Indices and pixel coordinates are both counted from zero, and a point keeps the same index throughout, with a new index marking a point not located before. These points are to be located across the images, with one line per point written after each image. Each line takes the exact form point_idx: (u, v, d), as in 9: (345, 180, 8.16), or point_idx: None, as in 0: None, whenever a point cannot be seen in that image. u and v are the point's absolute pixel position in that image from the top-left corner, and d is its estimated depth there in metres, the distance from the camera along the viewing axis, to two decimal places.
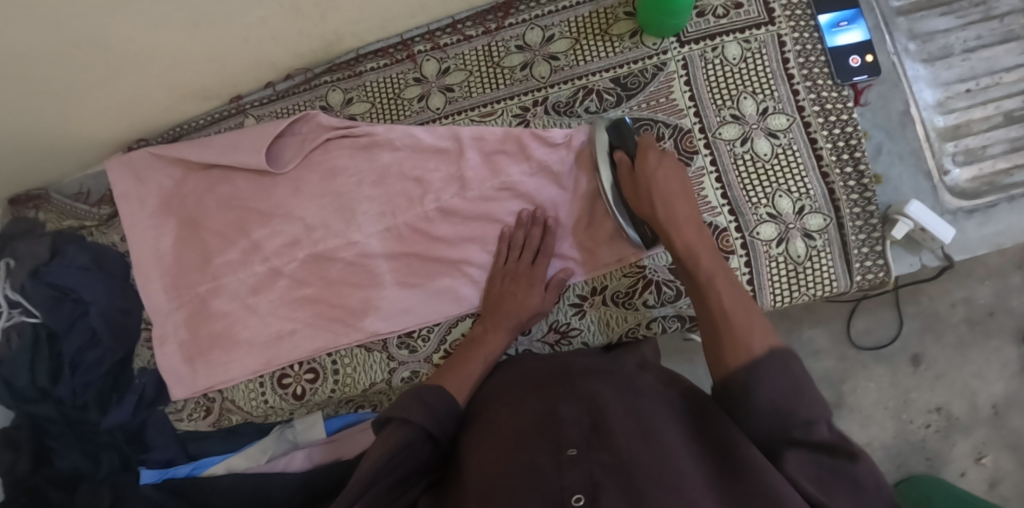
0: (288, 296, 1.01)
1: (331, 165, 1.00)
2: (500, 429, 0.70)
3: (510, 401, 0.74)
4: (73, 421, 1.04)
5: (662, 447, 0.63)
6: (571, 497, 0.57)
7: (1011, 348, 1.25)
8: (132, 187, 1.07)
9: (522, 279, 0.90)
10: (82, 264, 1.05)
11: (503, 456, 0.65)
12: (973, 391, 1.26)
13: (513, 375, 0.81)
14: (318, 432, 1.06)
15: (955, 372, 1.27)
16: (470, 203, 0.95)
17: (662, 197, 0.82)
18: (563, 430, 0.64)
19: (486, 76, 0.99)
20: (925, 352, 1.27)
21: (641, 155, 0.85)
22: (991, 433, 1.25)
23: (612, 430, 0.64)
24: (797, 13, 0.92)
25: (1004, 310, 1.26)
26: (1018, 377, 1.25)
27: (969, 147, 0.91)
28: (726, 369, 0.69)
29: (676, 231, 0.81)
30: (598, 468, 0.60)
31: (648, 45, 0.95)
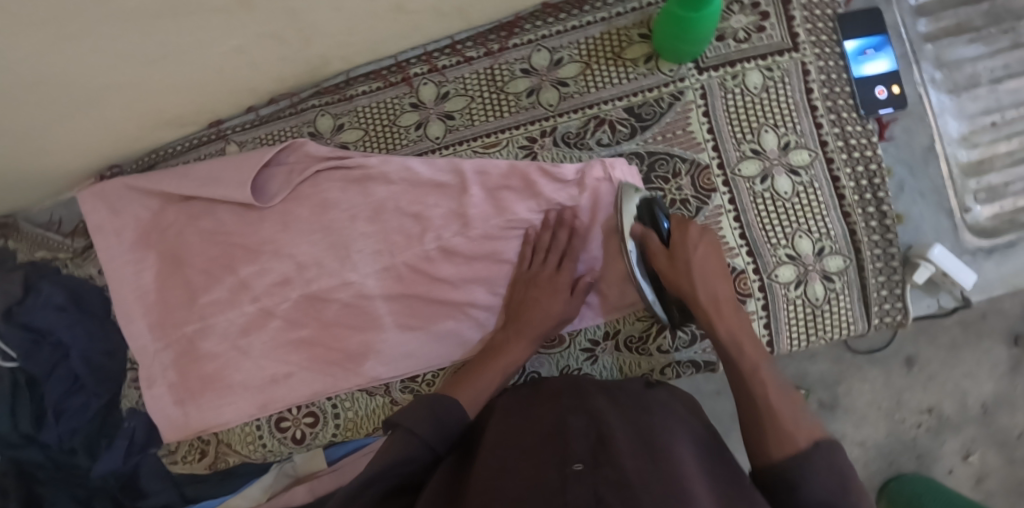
0: (281, 338, 0.95)
1: (321, 199, 0.92)
2: (506, 439, 0.71)
3: (516, 414, 0.75)
4: (62, 465, 0.98)
5: (670, 469, 0.62)
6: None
7: (1002, 348, 1.16)
8: (108, 220, 0.99)
9: (546, 286, 0.86)
10: (59, 303, 0.97)
11: (509, 469, 0.65)
12: (964, 391, 1.17)
13: (518, 394, 0.80)
14: (320, 462, 1.02)
15: (947, 372, 1.17)
16: (472, 242, 0.90)
17: (705, 277, 0.80)
18: (570, 447, 0.65)
19: (489, 102, 0.92)
20: (919, 354, 1.17)
21: (680, 236, 0.82)
22: (980, 432, 1.16)
23: (617, 451, 0.64)
24: (823, 39, 0.86)
25: (996, 312, 1.16)
26: (1009, 377, 1.16)
27: (991, 184, 0.88)
28: (769, 462, 0.67)
29: (718, 314, 0.79)
30: (602, 484, 0.59)
31: (664, 72, 0.88)
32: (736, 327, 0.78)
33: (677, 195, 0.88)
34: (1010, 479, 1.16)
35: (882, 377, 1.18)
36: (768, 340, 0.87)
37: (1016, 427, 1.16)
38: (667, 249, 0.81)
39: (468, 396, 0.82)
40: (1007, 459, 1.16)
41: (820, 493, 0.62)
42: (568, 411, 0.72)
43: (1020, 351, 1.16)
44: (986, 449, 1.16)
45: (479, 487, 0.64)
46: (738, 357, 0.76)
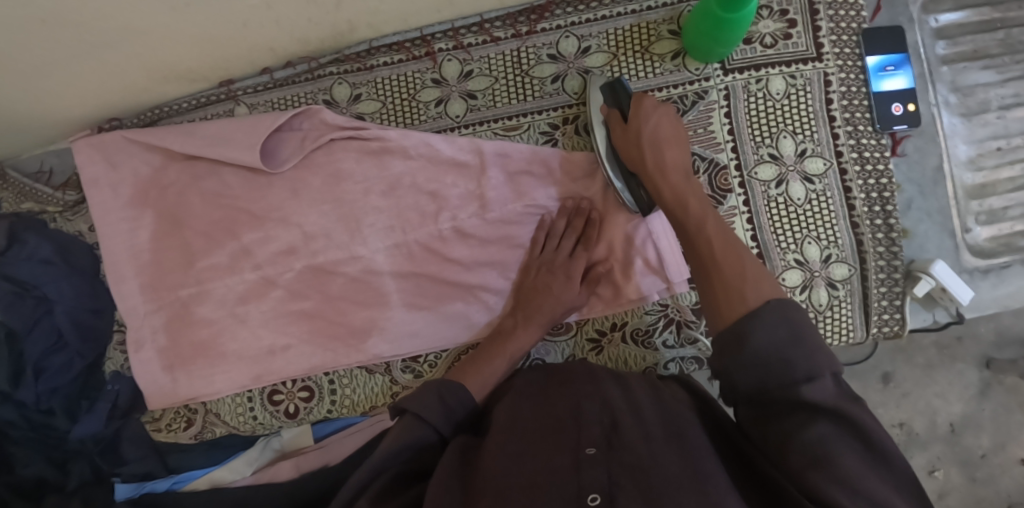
0: (281, 309, 0.95)
1: (335, 169, 0.91)
2: (527, 423, 0.73)
3: (527, 402, 0.77)
4: (37, 426, 0.95)
5: (684, 453, 0.65)
6: (588, 496, 0.59)
7: (973, 371, 1.21)
8: (105, 174, 0.96)
9: (558, 271, 0.86)
10: (46, 257, 0.94)
11: (523, 453, 0.68)
12: (934, 409, 1.21)
13: (537, 381, 0.82)
14: (307, 439, 0.99)
15: (920, 390, 1.21)
16: (488, 225, 0.90)
17: (653, 144, 0.79)
18: (586, 432, 0.68)
19: (514, 85, 0.92)
20: (895, 371, 1.21)
21: (634, 108, 0.82)
22: (946, 450, 1.21)
23: (630, 436, 0.67)
24: (846, 52, 0.88)
25: (972, 336, 1.21)
26: (978, 399, 1.20)
27: (992, 208, 0.92)
28: (720, 324, 0.63)
29: (663, 178, 0.77)
30: (617, 467, 0.62)
31: (690, 70, 0.89)
32: (683, 189, 0.76)
33: None
34: (970, 497, 1.20)
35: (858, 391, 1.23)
36: None
37: (981, 447, 1.20)
38: (623, 122, 0.83)
39: (477, 386, 0.82)
40: (969, 477, 1.20)
41: (770, 343, 0.58)
42: (581, 396, 0.75)
43: (990, 375, 1.20)
44: (951, 467, 1.20)
45: (494, 465, 0.67)
46: (682, 213, 0.74)
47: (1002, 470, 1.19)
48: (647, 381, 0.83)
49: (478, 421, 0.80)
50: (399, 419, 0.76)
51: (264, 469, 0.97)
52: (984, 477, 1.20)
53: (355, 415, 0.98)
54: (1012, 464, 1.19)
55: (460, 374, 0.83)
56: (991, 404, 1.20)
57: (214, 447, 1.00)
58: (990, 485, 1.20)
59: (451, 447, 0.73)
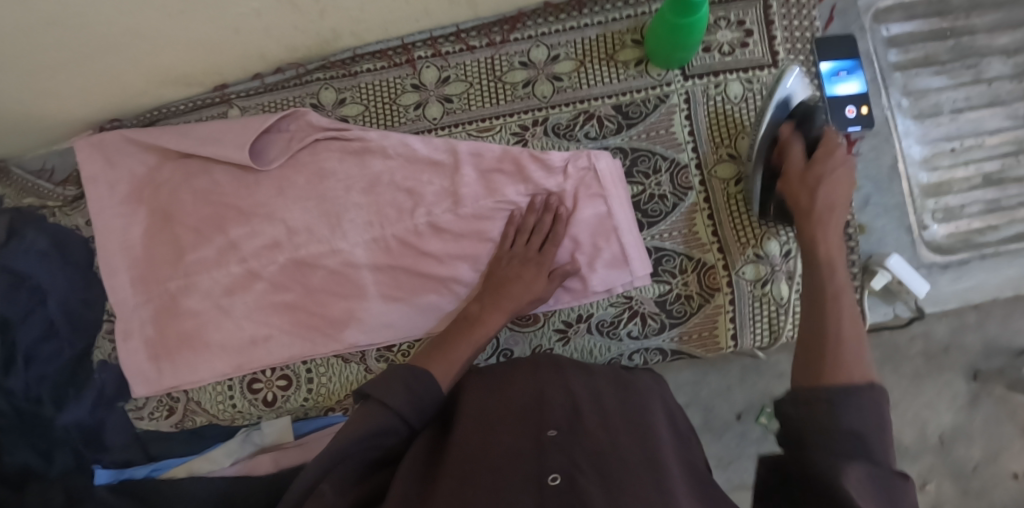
0: (264, 300, 1.00)
1: (319, 167, 0.98)
2: (495, 408, 0.75)
3: (495, 389, 0.79)
4: (24, 416, 1.00)
5: (645, 444, 0.68)
6: (548, 477, 0.62)
7: (961, 381, 1.21)
8: (102, 172, 1.05)
9: (530, 264, 0.89)
10: (42, 249, 1.04)
11: (487, 435, 0.70)
12: (923, 420, 1.21)
13: (503, 370, 0.84)
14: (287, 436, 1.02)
15: (907, 401, 1.22)
16: (461, 220, 0.94)
17: (828, 193, 0.80)
18: (548, 417, 0.71)
19: (487, 90, 0.96)
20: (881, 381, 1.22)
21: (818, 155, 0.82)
22: (937, 461, 1.21)
23: (591, 424, 0.70)
24: (801, 59, 0.93)
25: (959, 347, 1.21)
26: (967, 410, 1.21)
27: (948, 206, 0.95)
28: (815, 381, 0.67)
29: (821, 231, 0.79)
30: (575, 450, 0.66)
31: (652, 76, 0.94)
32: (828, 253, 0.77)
33: (655, 190, 0.93)
34: None
35: None
36: (732, 334, 0.93)
37: (972, 458, 1.20)
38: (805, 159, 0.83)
39: (443, 371, 0.81)
40: (962, 490, 1.20)
41: (853, 417, 0.62)
42: (548, 388, 0.75)
43: (978, 386, 1.21)
44: (942, 479, 1.20)
45: (459, 451, 0.69)
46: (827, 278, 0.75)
47: (994, 481, 1.19)
48: (612, 370, 0.86)
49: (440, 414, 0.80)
50: (363, 405, 0.75)
51: (245, 461, 1.01)
52: (977, 489, 1.20)
53: (332, 415, 1.01)
54: (1004, 477, 1.19)
55: (427, 359, 0.82)
56: (981, 415, 1.21)
57: (197, 436, 1.06)
58: (984, 497, 1.19)
59: (416, 444, 0.74)
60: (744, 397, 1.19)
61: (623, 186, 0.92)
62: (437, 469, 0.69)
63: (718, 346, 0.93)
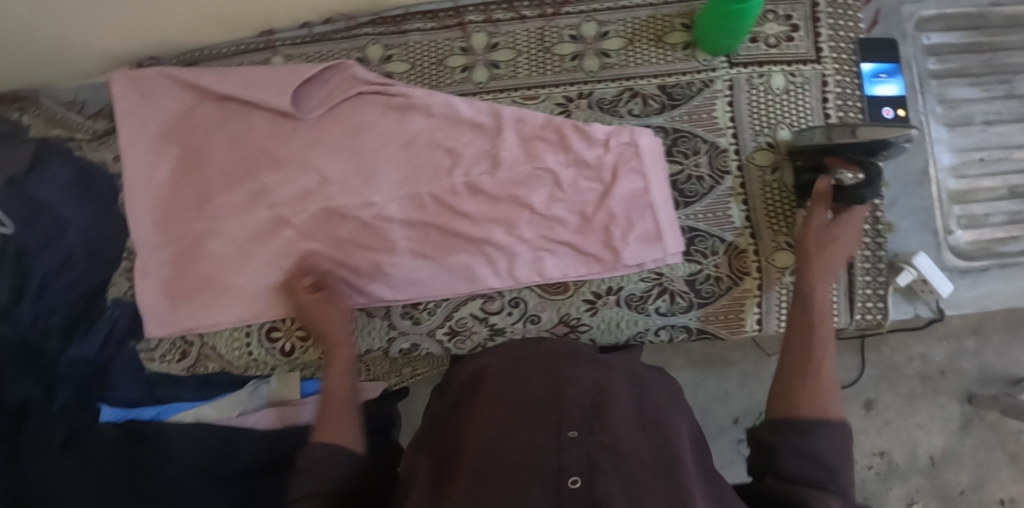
0: (291, 247, 0.99)
1: (358, 121, 0.98)
2: (510, 401, 0.74)
3: (510, 382, 0.78)
4: (30, 346, 0.99)
5: (660, 447, 0.69)
6: (568, 479, 0.62)
7: (955, 404, 1.24)
8: (135, 108, 1.03)
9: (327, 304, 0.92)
10: (68, 179, 1.05)
11: (503, 429, 0.69)
12: (915, 441, 1.24)
13: (517, 364, 0.83)
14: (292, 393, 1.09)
15: (901, 420, 1.25)
16: (498, 184, 0.94)
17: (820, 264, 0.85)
18: (567, 413, 0.70)
19: (536, 59, 0.97)
20: (878, 398, 1.25)
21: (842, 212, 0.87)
22: (925, 482, 1.23)
23: (611, 422, 0.70)
24: (843, 57, 0.95)
25: (955, 371, 1.25)
26: (959, 434, 1.24)
27: (973, 213, 0.98)
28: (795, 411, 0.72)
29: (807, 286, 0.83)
30: (596, 448, 0.65)
31: (698, 60, 0.96)
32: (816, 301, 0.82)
33: (693, 172, 0.94)
34: None
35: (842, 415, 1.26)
36: (757, 318, 0.94)
37: (959, 483, 1.22)
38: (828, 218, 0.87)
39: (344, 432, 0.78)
40: None
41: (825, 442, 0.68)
42: (564, 380, 0.75)
43: (972, 411, 1.24)
44: (929, 501, 1.22)
45: (474, 449, 0.68)
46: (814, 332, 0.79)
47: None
48: (631, 364, 0.87)
49: (457, 416, 0.79)
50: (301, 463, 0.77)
51: (251, 414, 1.07)
52: None
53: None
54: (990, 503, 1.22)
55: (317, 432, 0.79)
56: (972, 440, 1.23)
57: (206, 383, 1.06)
58: None
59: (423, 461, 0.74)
60: (740, 402, 1.26)
61: (663, 163, 0.93)
62: (451, 473, 0.69)
63: (743, 328, 0.94)
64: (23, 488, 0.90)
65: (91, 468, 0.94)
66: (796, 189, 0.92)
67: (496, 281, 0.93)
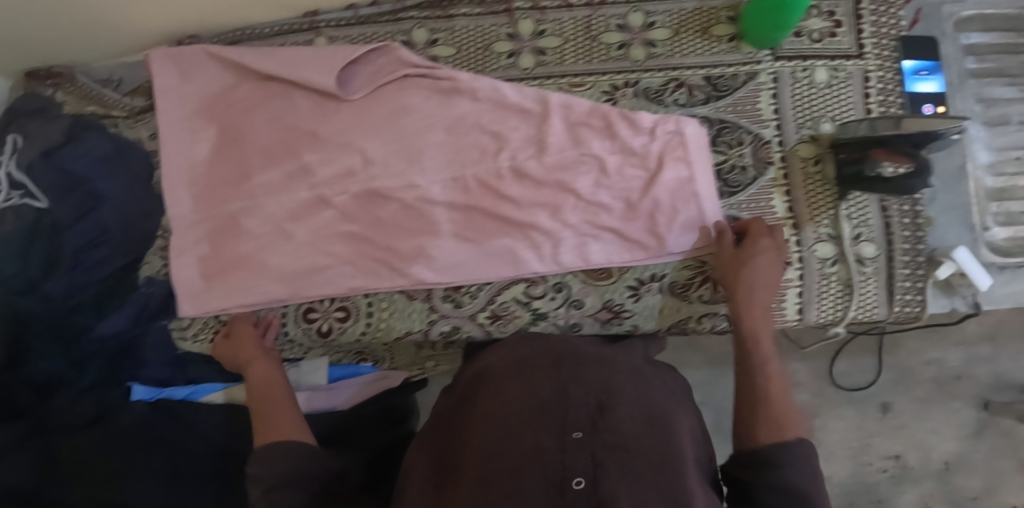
0: (330, 228, 0.98)
1: (401, 103, 0.97)
2: (514, 399, 0.74)
3: (513, 376, 0.77)
4: (58, 321, 0.99)
5: (661, 439, 0.71)
6: (572, 481, 0.64)
7: (970, 410, 1.27)
8: (173, 84, 1.03)
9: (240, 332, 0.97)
10: (101, 155, 1.04)
11: (508, 429, 0.70)
12: (928, 445, 1.27)
13: (518, 352, 0.82)
14: (321, 378, 1.16)
15: (916, 424, 1.28)
16: (544, 169, 0.94)
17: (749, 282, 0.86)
18: (572, 412, 0.71)
19: (582, 47, 0.98)
20: (894, 402, 1.28)
21: (748, 235, 0.89)
22: (936, 487, 1.26)
23: (616, 418, 0.71)
24: (885, 54, 0.96)
25: (971, 376, 1.27)
26: (971, 439, 1.26)
27: (1009, 211, 1.00)
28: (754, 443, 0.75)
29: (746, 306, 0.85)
30: (601, 448, 0.67)
31: (743, 53, 0.97)
32: (758, 323, 0.84)
33: (737, 162, 0.95)
34: None
35: (857, 418, 1.29)
36: (798, 308, 0.94)
37: (971, 488, 1.25)
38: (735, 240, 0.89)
39: (285, 432, 0.84)
40: None
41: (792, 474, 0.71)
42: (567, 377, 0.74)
43: (986, 416, 1.26)
44: (941, 505, 1.25)
45: (478, 450, 0.69)
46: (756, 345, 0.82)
47: None
48: (639, 360, 0.85)
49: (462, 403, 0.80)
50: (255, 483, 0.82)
51: None
52: None
53: (361, 367, 1.19)
54: None
55: (262, 439, 0.84)
56: (985, 446, 1.26)
57: None
58: None
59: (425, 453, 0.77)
60: None
61: (707, 154, 0.94)
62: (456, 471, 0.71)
63: (783, 318, 0.94)
64: (55, 467, 0.91)
65: (117, 445, 0.94)
66: (841, 181, 0.92)
67: (540, 266, 0.94)
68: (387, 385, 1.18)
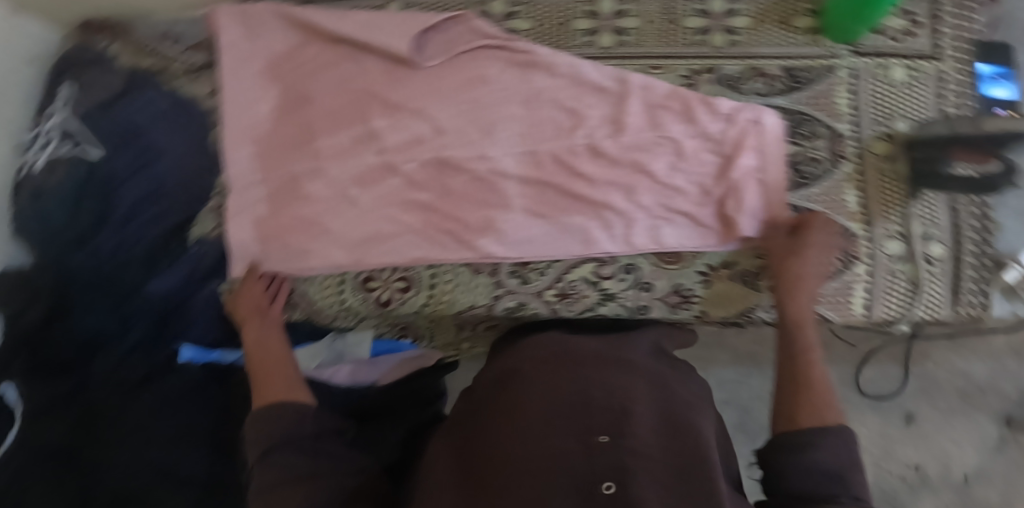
0: (397, 195, 0.97)
1: (477, 73, 0.96)
2: (536, 402, 0.71)
3: (535, 382, 0.75)
4: (105, 277, 0.98)
5: (688, 445, 0.68)
6: (601, 485, 0.61)
7: (992, 425, 1.26)
8: (240, 40, 1.02)
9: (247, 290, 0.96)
10: (161, 110, 1.05)
11: (531, 432, 0.68)
12: (949, 457, 1.26)
13: (539, 362, 0.80)
14: (364, 351, 1.12)
15: (939, 435, 1.27)
16: (621, 149, 0.93)
17: (797, 277, 0.86)
18: (596, 417, 0.68)
19: (663, 31, 0.98)
20: (917, 411, 1.27)
21: (803, 227, 0.88)
22: (955, 499, 1.25)
23: (641, 424, 0.68)
24: (960, 57, 0.97)
25: (997, 391, 1.26)
26: (993, 453, 1.25)
27: None
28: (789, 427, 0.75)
29: (789, 295, 0.86)
30: (629, 453, 0.64)
31: (822, 46, 0.97)
32: (803, 311, 0.85)
33: (813, 154, 0.95)
34: None
35: (880, 426, 1.29)
36: (865, 304, 0.94)
37: (989, 502, 1.24)
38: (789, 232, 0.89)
39: (283, 393, 0.83)
40: None
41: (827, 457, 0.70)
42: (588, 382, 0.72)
43: (1008, 433, 1.25)
44: None
45: (501, 456, 0.67)
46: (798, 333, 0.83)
47: None
48: (654, 364, 0.82)
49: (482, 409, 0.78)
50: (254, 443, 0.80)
51: (324, 368, 1.09)
52: None
53: (402, 343, 1.16)
54: None
55: (260, 400, 0.83)
56: (1005, 460, 1.25)
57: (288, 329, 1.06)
58: None
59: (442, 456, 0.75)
60: None
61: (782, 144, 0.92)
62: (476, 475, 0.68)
63: (850, 312, 0.95)
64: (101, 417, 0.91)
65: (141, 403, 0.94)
66: (913, 178, 0.93)
67: (611, 245, 0.93)
68: (422, 364, 1.16)
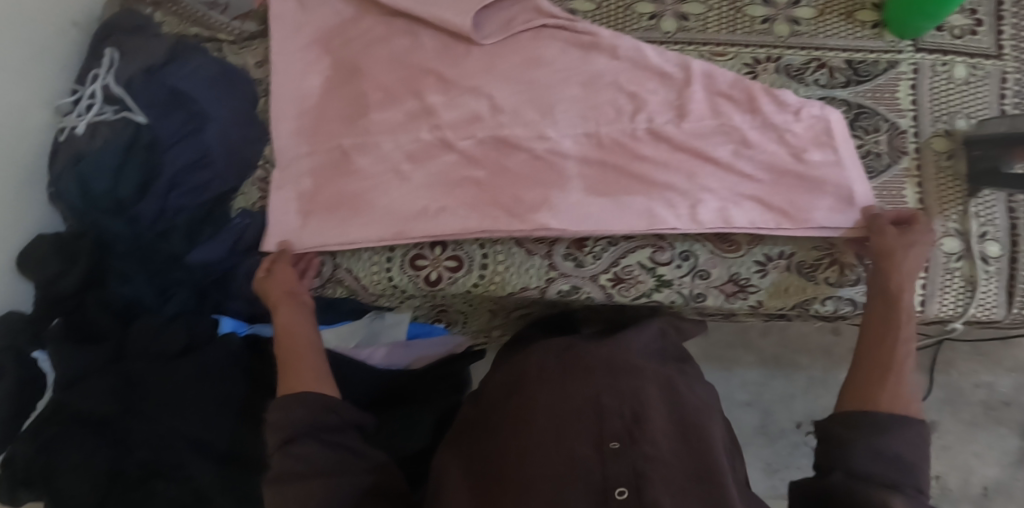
0: (448, 172, 0.94)
1: (537, 52, 0.95)
2: (547, 406, 0.70)
3: (545, 384, 0.74)
4: (145, 246, 0.95)
5: (698, 450, 0.68)
6: (614, 491, 0.61)
7: (1014, 438, 1.27)
8: (293, 11, 1.01)
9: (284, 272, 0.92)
10: (209, 76, 1.01)
11: (544, 436, 0.67)
12: (970, 469, 1.27)
13: (550, 361, 0.78)
14: (401, 332, 1.10)
15: (960, 447, 1.28)
16: (681, 134, 0.92)
17: (903, 270, 0.83)
18: (608, 422, 0.67)
19: (726, 18, 0.97)
20: (940, 422, 1.28)
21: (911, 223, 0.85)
22: None
23: (653, 429, 0.67)
24: None
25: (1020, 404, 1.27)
26: (1014, 467, 1.26)
27: None
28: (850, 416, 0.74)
29: (887, 294, 0.82)
30: (642, 460, 0.64)
31: (885, 40, 0.96)
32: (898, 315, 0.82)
33: (872, 147, 0.94)
34: None
35: None
36: (920, 301, 0.94)
37: None
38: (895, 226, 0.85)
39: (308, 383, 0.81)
40: None
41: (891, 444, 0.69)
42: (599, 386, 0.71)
43: None
44: None
45: (513, 459, 0.66)
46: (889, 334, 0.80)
47: None
48: (664, 367, 0.79)
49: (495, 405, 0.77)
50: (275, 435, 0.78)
51: (359, 347, 1.07)
52: None
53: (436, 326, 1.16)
54: None
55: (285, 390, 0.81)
56: None
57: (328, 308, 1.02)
58: None
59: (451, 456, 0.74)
60: (804, 407, 1.33)
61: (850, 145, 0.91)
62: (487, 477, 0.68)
63: None
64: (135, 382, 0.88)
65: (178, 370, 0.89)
66: (971, 176, 0.91)
67: (678, 224, 0.89)
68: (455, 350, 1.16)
